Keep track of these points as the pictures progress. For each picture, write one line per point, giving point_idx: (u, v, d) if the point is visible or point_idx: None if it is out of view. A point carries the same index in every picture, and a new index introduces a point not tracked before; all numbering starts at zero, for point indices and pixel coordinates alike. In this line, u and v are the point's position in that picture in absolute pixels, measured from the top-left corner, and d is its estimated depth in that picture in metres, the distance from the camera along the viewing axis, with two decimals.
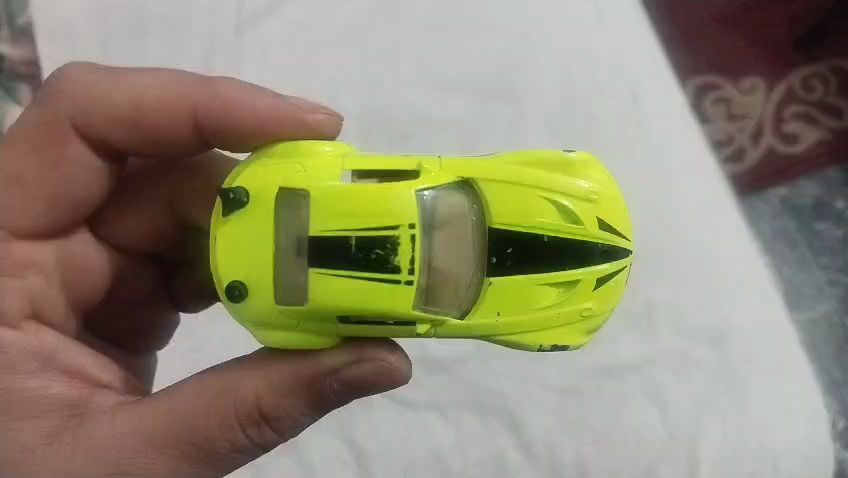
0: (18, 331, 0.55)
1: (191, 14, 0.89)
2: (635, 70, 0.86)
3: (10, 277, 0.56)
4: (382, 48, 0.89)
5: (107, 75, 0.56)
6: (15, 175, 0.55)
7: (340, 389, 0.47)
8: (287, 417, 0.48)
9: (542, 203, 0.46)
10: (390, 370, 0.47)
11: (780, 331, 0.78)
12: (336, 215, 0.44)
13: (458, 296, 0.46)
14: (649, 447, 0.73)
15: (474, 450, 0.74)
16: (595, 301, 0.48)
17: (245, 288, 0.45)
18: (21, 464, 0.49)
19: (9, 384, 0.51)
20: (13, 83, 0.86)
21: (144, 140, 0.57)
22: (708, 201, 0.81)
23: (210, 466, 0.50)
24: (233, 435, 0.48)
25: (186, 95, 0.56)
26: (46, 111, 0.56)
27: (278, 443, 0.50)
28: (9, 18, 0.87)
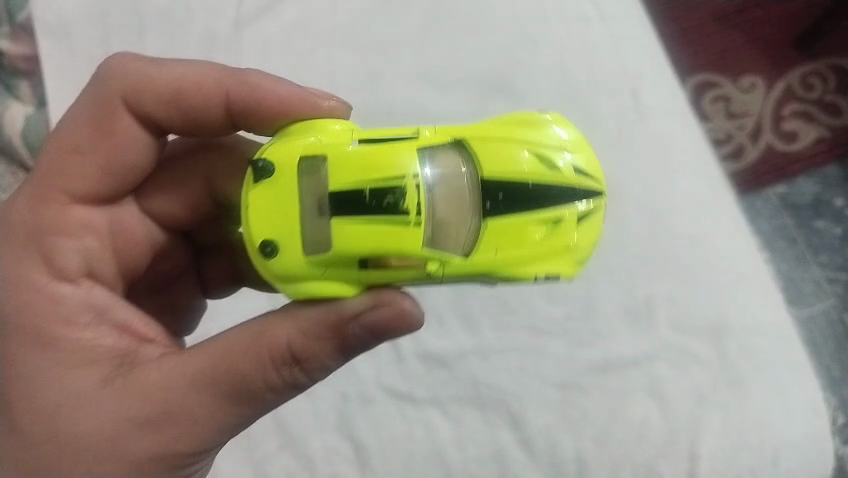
0: (74, 285, 0.56)
1: (191, 12, 0.89)
2: (632, 65, 0.85)
3: (66, 236, 0.58)
4: (382, 46, 0.90)
5: (150, 62, 0.61)
6: (74, 145, 0.59)
7: (362, 333, 0.49)
8: (316, 358, 0.51)
9: (525, 154, 0.48)
10: (411, 314, 0.49)
11: (786, 329, 0.75)
12: (349, 172, 0.46)
13: (461, 239, 0.48)
14: (649, 442, 0.72)
15: (474, 446, 0.74)
16: (581, 235, 0.49)
17: (274, 244, 0.47)
18: (76, 406, 0.52)
19: (65, 335, 0.54)
20: (14, 80, 0.90)
21: (183, 119, 0.62)
22: (709, 197, 0.78)
23: (248, 406, 0.53)
24: (267, 376, 0.51)
25: (220, 81, 0.60)
26: (102, 89, 0.60)
27: (310, 385, 0.53)
28: (10, 14, 0.90)
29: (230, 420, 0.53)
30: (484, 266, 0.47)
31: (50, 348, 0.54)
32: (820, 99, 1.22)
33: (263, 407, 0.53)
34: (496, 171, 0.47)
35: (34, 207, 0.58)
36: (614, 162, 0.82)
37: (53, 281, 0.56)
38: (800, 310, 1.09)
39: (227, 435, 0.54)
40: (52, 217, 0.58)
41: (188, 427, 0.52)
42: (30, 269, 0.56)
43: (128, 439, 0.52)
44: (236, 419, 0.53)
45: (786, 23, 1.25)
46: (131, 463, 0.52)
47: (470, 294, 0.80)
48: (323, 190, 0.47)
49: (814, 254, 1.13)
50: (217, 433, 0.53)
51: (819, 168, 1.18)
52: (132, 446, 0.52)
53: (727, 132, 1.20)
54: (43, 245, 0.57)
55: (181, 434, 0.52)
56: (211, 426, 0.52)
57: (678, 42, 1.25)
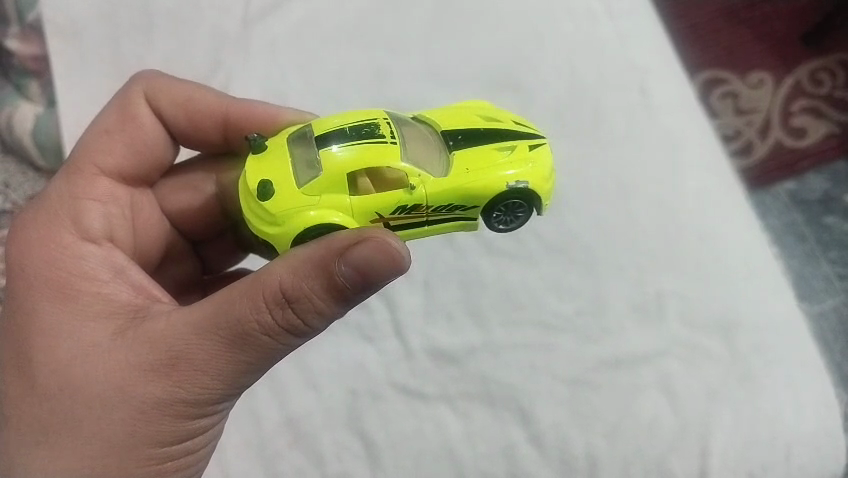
0: (98, 246, 0.59)
1: (199, 11, 0.90)
2: (639, 61, 0.85)
3: (93, 200, 0.62)
4: (389, 43, 0.90)
5: (168, 78, 0.69)
6: (104, 127, 0.65)
7: (349, 273, 0.49)
8: (308, 301, 0.50)
9: (471, 116, 0.64)
10: (396, 252, 0.50)
11: (797, 324, 0.74)
12: (330, 124, 0.58)
13: (435, 167, 0.59)
14: (660, 437, 0.72)
15: (484, 442, 0.73)
16: (535, 157, 0.61)
17: (270, 182, 0.56)
18: (88, 355, 0.53)
19: (85, 289, 0.56)
20: (24, 80, 0.89)
21: (188, 124, 0.68)
22: (723, 193, 0.78)
23: (247, 354, 0.52)
24: (262, 318, 0.51)
25: (221, 103, 0.68)
26: (129, 88, 0.67)
27: (307, 330, 0.52)
28: (19, 15, 0.89)
29: (231, 368, 0.53)
30: (459, 180, 0.58)
31: (69, 300, 0.55)
32: (829, 95, 1.21)
33: (263, 356, 0.53)
34: (453, 122, 0.63)
35: (68, 177, 0.62)
36: (622, 158, 0.82)
37: (78, 239, 0.59)
38: (811, 306, 1.07)
39: (230, 385, 0.53)
40: (84, 185, 0.62)
41: (192, 373, 0.52)
42: (54, 227, 0.59)
43: (135, 386, 0.52)
44: (238, 368, 0.53)
45: (793, 20, 1.26)
46: (137, 412, 0.52)
47: (480, 292, 0.80)
48: (311, 140, 0.57)
49: (823, 250, 1.12)
50: (220, 382, 0.53)
51: (828, 164, 1.17)
52: (135, 393, 0.52)
53: (736, 128, 1.20)
54: (73, 206, 0.61)
55: (185, 381, 0.52)
56: (213, 372, 0.52)
57: (687, 39, 1.25)
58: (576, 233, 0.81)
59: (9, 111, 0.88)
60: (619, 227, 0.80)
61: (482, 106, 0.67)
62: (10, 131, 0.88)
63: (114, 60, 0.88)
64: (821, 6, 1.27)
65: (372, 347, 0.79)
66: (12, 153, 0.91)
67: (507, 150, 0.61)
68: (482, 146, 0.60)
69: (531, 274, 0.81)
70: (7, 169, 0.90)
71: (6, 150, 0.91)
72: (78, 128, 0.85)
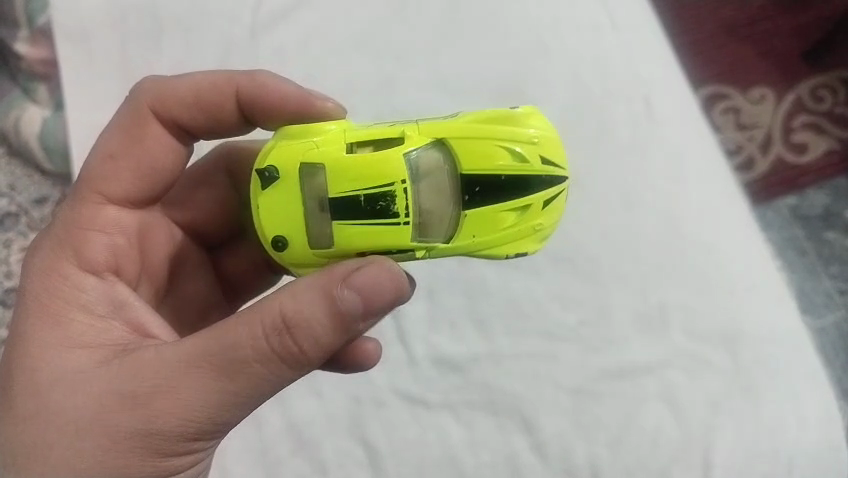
0: (99, 279, 0.59)
1: (207, 16, 0.90)
2: (644, 74, 0.86)
3: (98, 231, 0.61)
4: (395, 52, 0.90)
5: (170, 77, 0.66)
6: (108, 152, 0.63)
7: (349, 297, 0.48)
8: (308, 327, 0.49)
9: (497, 151, 0.51)
10: (399, 281, 0.49)
11: (799, 335, 0.75)
12: (348, 179, 0.50)
13: (444, 225, 0.52)
14: (662, 448, 0.72)
15: (487, 450, 0.74)
16: (544, 219, 0.53)
17: (284, 237, 0.52)
18: (72, 382, 0.52)
19: (78, 320, 0.56)
20: (32, 84, 0.92)
21: (207, 118, 0.66)
22: (726, 207, 0.79)
23: (237, 383, 0.50)
24: (256, 341, 0.49)
25: (229, 81, 0.66)
26: (134, 103, 0.65)
27: (302, 360, 0.50)
28: (29, 18, 0.90)
29: (216, 400, 0.50)
30: (464, 249, 0.52)
31: (60, 327, 0.55)
32: (830, 111, 1.22)
33: (254, 387, 0.51)
34: (473, 165, 0.51)
35: (72, 207, 0.62)
36: (628, 173, 0.82)
37: (79, 271, 0.59)
38: (813, 320, 1.09)
39: (213, 417, 0.51)
40: (86, 215, 0.61)
41: (174, 401, 0.50)
42: (57, 257, 0.59)
43: (111, 415, 0.51)
44: (223, 401, 0.50)
45: (795, 37, 1.27)
46: (112, 442, 0.50)
47: (483, 299, 0.80)
48: (324, 193, 0.51)
49: (825, 265, 1.13)
50: (203, 414, 0.51)
51: (828, 179, 1.18)
52: (114, 421, 0.51)
53: (739, 143, 1.21)
54: (76, 238, 0.60)
55: (166, 411, 0.50)
56: (197, 401, 0.50)
57: (690, 54, 1.26)
58: (582, 245, 0.81)
59: (18, 114, 0.90)
60: (625, 243, 0.80)
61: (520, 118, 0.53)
62: (19, 134, 0.90)
63: (122, 63, 0.88)
64: (825, 23, 1.27)
65: None
66: (19, 156, 0.93)
67: (518, 213, 0.52)
68: (495, 207, 0.52)
69: (534, 284, 0.80)
70: (13, 171, 0.93)
71: (12, 153, 0.93)
72: (85, 130, 0.85)
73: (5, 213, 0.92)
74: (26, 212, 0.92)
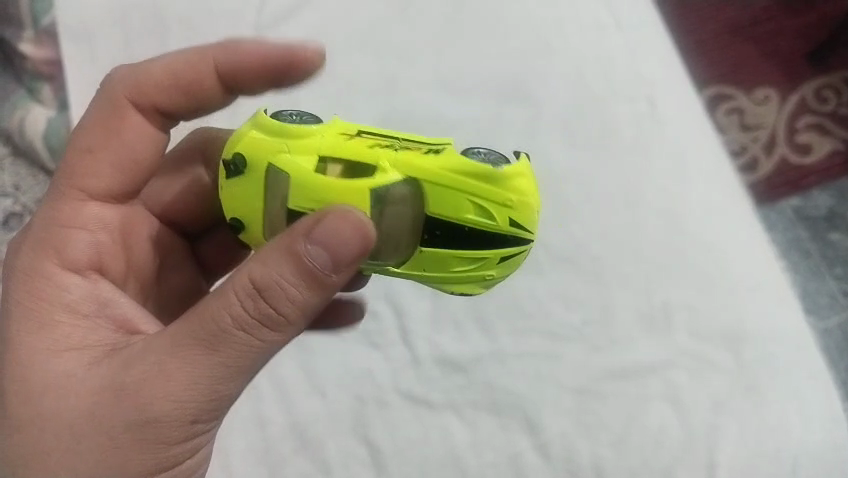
0: (83, 277, 0.59)
1: (211, 16, 0.91)
2: (647, 74, 0.86)
3: (80, 229, 0.61)
4: (398, 52, 0.91)
5: (145, 62, 0.64)
6: (86, 146, 0.62)
7: (315, 252, 0.47)
8: (280, 289, 0.48)
9: (467, 204, 0.50)
10: (365, 230, 0.47)
11: (803, 336, 0.75)
12: (308, 196, 0.49)
13: (396, 251, 0.52)
14: (666, 448, 0.72)
15: (490, 450, 0.74)
16: (497, 271, 0.53)
17: (242, 223, 0.53)
18: (62, 386, 0.53)
19: (65, 322, 0.56)
20: (37, 84, 0.92)
21: (187, 99, 0.65)
22: (727, 206, 0.79)
23: (224, 356, 0.50)
24: (233, 312, 0.49)
25: (204, 56, 0.64)
26: (109, 94, 0.63)
27: (283, 321, 0.49)
28: (34, 18, 0.91)
29: (205, 377, 0.50)
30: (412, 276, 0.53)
31: (49, 331, 0.55)
32: (834, 112, 1.22)
33: (241, 358, 0.50)
34: (439, 209, 0.50)
35: (53, 204, 0.61)
36: (627, 172, 0.83)
37: (62, 270, 0.58)
38: (817, 322, 1.09)
39: (206, 394, 0.51)
40: (67, 212, 0.61)
41: (164, 387, 0.50)
42: (39, 257, 0.58)
43: (104, 411, 0.51)
44: (213, 377, 0.50)
45: (799, 37, 1.27)
46: (109, 438, 0.51)
47: (486, 299, 0.80)
48: (284, 200, 0.51)
49: (829, 266, 1.13)
50: (195, 393, 0.50)
51: (832, 180, 1.17)
52: (108, 417, 0.51)
53: (742, 144, 1.21)
54: (58, 236, 0.59)
55: (157, 398, 0.50)
56: (186, 382, 0.50)
57: (693, 56, 1.26)
58: (584, 245, 0.81)
59: (23, 114, 0.91)
60: (627, 241, 0.80)
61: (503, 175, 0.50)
62: (24, 135, 0.90)
63: (127, 64, 0.89)
64: (828, 24, 1.27)
65: (378, 355, 0.78)
66: (23, 156, 0.93)
67: (472, 263, 0.52)
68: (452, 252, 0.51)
69: (537, 284, 0.80)
70: (17, 171, 0.93)
71: (16, 152, 0.93)
72: None
73: (8, 213, 0.91)
74: (30, 212, 0.91)
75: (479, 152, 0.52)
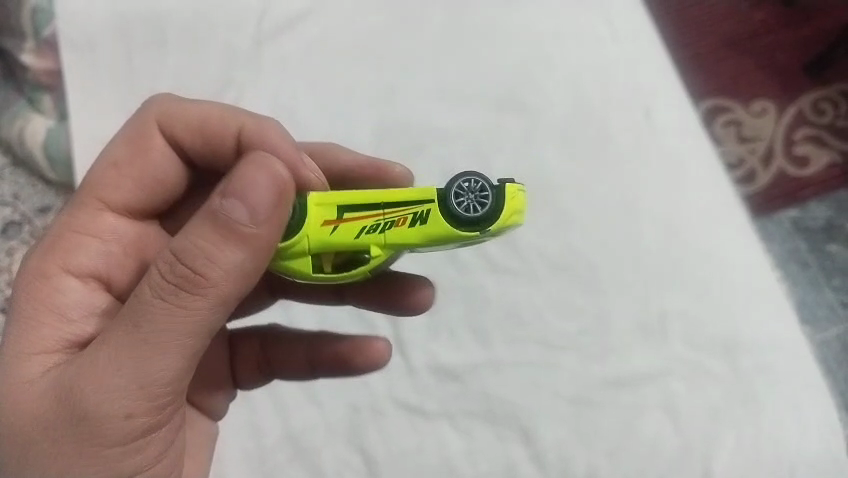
0: (86, 286, 0.60)
1: (212, 27, 0.92)
2: (644, 84, 0.86)
3: (91, 237, 0.61)
4: (397, 63, 0.91)
5: (179, 104, 0.65)
6: (113, 159, 0.64)
7: (227, 201, 0.45)
8: (196, 246, 0.45)
9: (457, 245, 0.48)
10: (280, 178, 0.46)
11: (800, 345, 0.74)
12: (317, 282, 0.51)
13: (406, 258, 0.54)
14: (661, 457, 0.72)
15: (485, 459, 0.74)
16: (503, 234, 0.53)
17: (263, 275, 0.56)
18: (24, 388, 0.52)
19: (43, 327, 0.56)
20: (37, 94, 0.92)
21: (205, 145, 0.64)
22: (724, 213, 0.79)
23: (148, 332, 0.46)
24: (155, 283, 0.46)
25: (235, 118, 0.64)
26: (141, 117, 0.65)
27: (202, 283, 0.45)
28: (35, 30, 0.91)
29: (131, 357, 0.47)
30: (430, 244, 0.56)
31: (21, 332, 0.55)
32: (832, 124, 1.23)
33: (164, 332, 0.46)
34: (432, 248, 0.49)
35: (72, 213, 0.62)
36: (625, 178, 0.83)
37: (63, 274, 0.59)
38: (815, 333, 1.09)
39: (131, 377, 0.47)
40: (83, 220, 0.62)
41: (95, 374, 0.48)
42: (45, 259, 0.59)
43: (53, 409, 0.50)
44: (139, 355, 0.47)
45: (797, 50, 1.27)
46: (53, 430, 0.50)
47: (483, 308, 0.80)
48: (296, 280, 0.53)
49: (827, 278, 1.13)
50: (122, 375, 0.47)
51: (830, 192, 1.18)
52: (55, 412, 0.50)
53: (739, 156, 1.21)
54: (68, 244, 0.60)
55: (90, 387, 0.48)
56: (114, 365, 0.47)
57: (692, 67, 1.26)
58: (582, 252, 0.81)
59: (22, 124, 0.92)
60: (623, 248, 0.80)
61: (488, 224, 0.46)
62: (23, 144, 0.92)
63: (128, 75, 0.90)
64: (825, 37, 1.28)
65: None
66: (24, 165, 0.95)
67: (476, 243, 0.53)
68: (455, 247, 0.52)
69: (534, 293, 0.80)
70: (17, 181, 0.95)
71: (17, 162, 0.95)
72: (87, 139, 0.87)
73: (8, 221, 0.94)
74: (29, 221, 0.93)
75: (462, 193, 0.46)
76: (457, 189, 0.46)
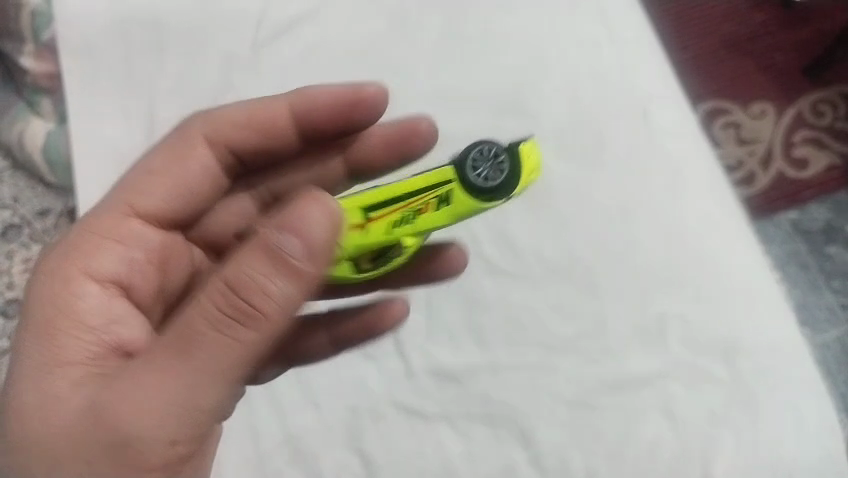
0: (104, 289, 0.59)
1: (211, 30, 0.92)
2: (642, 87, 0.86)
3: (116, 242, 0.61)
4: (395, 67, 0.91)
5: (220, 109, 0.67)
6: (149, 167, 0.64)
7: (287, 238, 0.46)
8: (253, 280, 0.46)
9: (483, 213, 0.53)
10: (337, 217, 0.47)
11: (799, 348, 0.74)
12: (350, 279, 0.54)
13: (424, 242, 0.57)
14: (661, 460, 0.72)
15: (484, 462, 0.74)
16: None
17: None
18: (54, 404, 0.51)
19: (67, 336, 0.55)
20: (36, 97, 0.93)
21: (260, 136, 0.67)
22: (722, 218, 0.79)
23: (197, 362, 0.47)
24: (207, 313, 0.47)
25: (278, 101, 0.67)
26: (185, 129, 0.67)
27: (257, 318, 0.46)
28: (34, 34, 0.91)
29: (178, 386, 0.47)
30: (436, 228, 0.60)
31: (46, 344, 0.55)
32: (831, 126, 1.23)
33: (214, 362, 0.47)
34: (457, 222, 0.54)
35: (100, 215, 0.61)
36: (627, 183, 0.83)
37: (85, 279, 0.58)
38: (814, 335, 1.09)
39: (176, 407, 0.48)
40: (110, 224, 0.61)
41: (137, 400, 0.48)
42: (68, 263, 0.58)
43: (87, 430, 0.49)
44: (187, 385, 0.47)
45: (795, 52, 1.27)
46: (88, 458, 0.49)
47: (482, 310, 0.80)
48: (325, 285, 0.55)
49: (827, 280, 1.13)
50: (167, 404, 0.47)
51: (829, 194, 1.18)
52: (88, 436, 0.49)
53: (739, 158, 1.21)
54: (92, 248, 0.60)
55: (131, 413, 0.48)
56: (159, 393, 0.47)
57: (691, 69, 1.26)
58: (581, 255, 0.81)
59: (21, 127, 0.92)
60: (623, 251, 0.80)
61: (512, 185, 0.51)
62: (23, 147, 0.92)
63: (128, 79, 0.90)
64: (823, 39, 1.28)
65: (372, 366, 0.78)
66: (24, 169, 0.95)
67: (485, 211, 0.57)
68: None
69: (533, 296, 0.80)
70: (17, 184, 0.95)
71: (17, 165, 0.95)
72: (86, 143, 0.87)
73: (8, 224, 0.94)
74: (28, 223, 0.94)
75: (481, 164, 0.51)
76: (475, 162, 0.51)
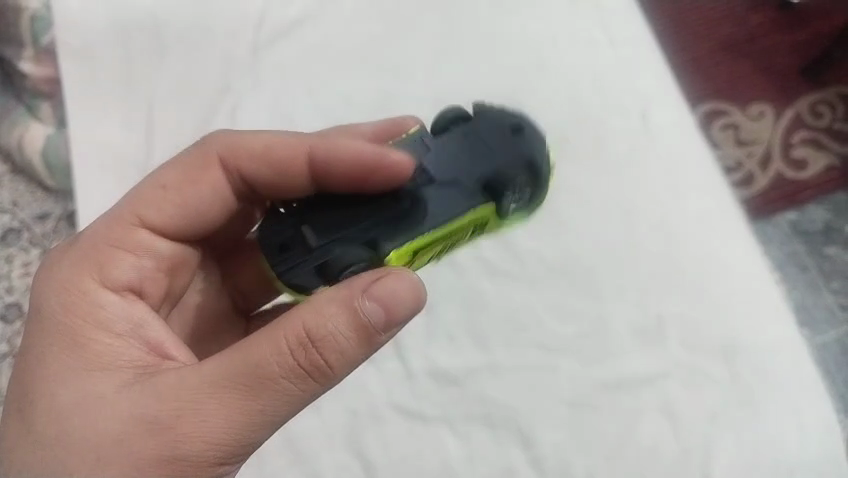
0: (120, 296, 0.59)
1: (210, 34, 0.92)
2: (640, 88, 0.86)
3: (127, 252, 0.61)
4: (394, 70, 0.92)
5: (242, 134, 0.67)
6: (161, 182, 0.64)
7: (372, 308, 0.49)
8: (333, 339, 0.49)
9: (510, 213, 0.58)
10: (421, 297, 0.51)
11: (799, 348, 0.74)
12: None
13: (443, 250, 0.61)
14: (660, 461, 0.72)
15: (484, 463, 0.74)
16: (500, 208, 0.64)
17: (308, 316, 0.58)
18: (94, 406, 0.53)
19: (97, 340, 0.56)
20: (36, 101, 0.93)
21: (271, 171, 0.65)
22: (721, 217, 0.79)
23: (264, 403, 0.51)
24: (281, 359, 0.50)
25: (303, 143, 0.65)
26: (202, 147, 0.66)
27: (327, 375, 0.50)
28: (34, 38, 0.92)
29: (242, 423, 0.51)
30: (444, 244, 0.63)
31: (78, 349, 0.55)
32: (829, 127, 1.23)
33: (278, 407, 0.51)
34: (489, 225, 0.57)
35: (107, 224, 0.62)
36: (625, 185, 0.83)
37: (100, 287, 0.58)
38: (814, 336, 1.09)
39: (235, 440, 0.51)
40: (118, 235, 0.61)
41: (198, 427, 0.51)
42: (83, 273, 0.58)
43: (138, 440, 0.51)
44: (249, 421, 0.51)
45: (794, 53, 1.27)
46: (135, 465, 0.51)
47: (481, 312, 0.80)
48: None
49: (826, 280, 1.13)
50: (228, 436, 0.51)
51: (828, 195, 1.18)
52: (139, 448, 0.51)
53: (737, 159, 1.21)
54: (104, 258, 0.60)
55: (190, 436, 0.51)
56: (221, 424, 0.51)
57: (689, 70, 1.26)
58: (579, 256, 0.81)
59: (21, 132, 0.92)
60: (621, 252, 0.80)
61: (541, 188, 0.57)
62: (23, 151, 0.92)
63: (127, 83, 0.90)
64: (821, 40, 1.28)
65: (372, 368, 0.78)
66: (24, 172, 0.95)
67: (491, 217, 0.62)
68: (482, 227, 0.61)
69: (532, 298, 0.80)
70: (17, 188, 0.96)
71: (17, 169, 0.96)
72: (85, 146, 0.87)
73: (8, 228, 0.95)
74: (27, 227, 0.94)
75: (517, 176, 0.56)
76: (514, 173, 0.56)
